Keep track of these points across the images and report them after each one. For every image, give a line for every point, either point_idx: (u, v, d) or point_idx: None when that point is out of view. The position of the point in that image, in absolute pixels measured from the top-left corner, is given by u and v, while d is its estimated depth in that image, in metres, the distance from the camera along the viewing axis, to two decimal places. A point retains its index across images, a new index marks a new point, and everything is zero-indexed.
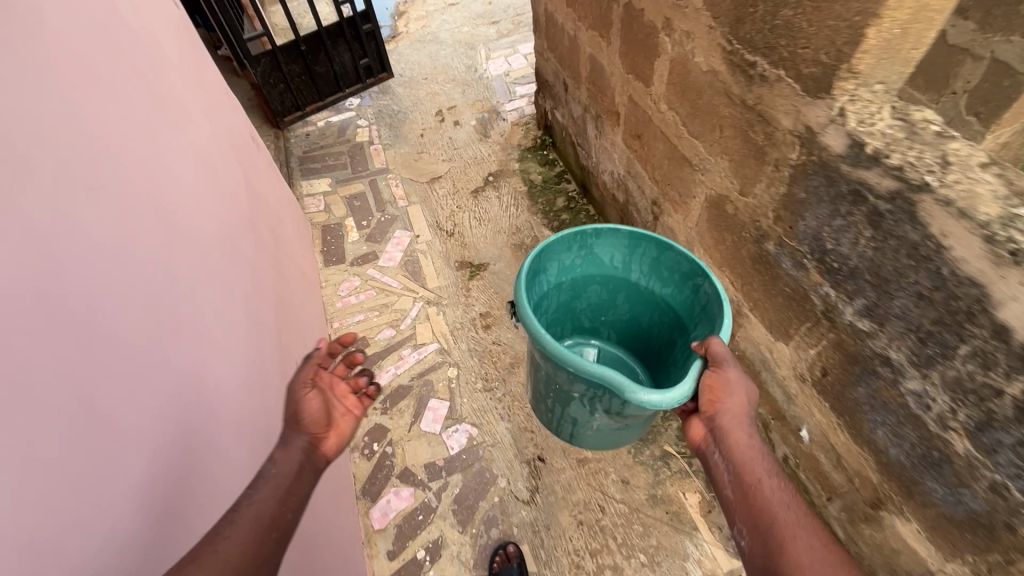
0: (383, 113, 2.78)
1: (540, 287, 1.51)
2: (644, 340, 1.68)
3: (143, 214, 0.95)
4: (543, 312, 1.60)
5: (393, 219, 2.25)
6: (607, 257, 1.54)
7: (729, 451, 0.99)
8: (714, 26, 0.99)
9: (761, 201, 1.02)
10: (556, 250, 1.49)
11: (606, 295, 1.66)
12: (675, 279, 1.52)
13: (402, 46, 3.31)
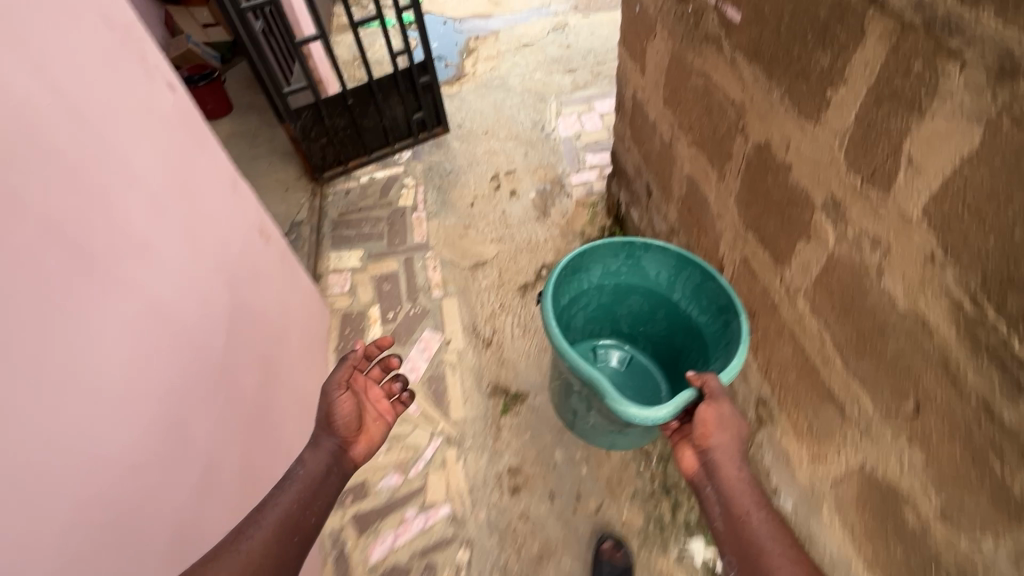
0: (433, 172, 2.47)
1: (575, 286, 1.49)
2: (676, 361, 1.63)
3: (1, 415, 0.64)
4: (579, 308, 1.59)
5: (423, 313, 1.91)
6: (652, 270, 1.51)
7: (717, 485, 0.99)
8: (942, 267, 0.59)
9: (990, 559, 0.62)
10: (603, 254, 1.47)
11: (647, 306, 1.63)
12: (716, 313, 1.43)
13: (466, 90, 3.01)
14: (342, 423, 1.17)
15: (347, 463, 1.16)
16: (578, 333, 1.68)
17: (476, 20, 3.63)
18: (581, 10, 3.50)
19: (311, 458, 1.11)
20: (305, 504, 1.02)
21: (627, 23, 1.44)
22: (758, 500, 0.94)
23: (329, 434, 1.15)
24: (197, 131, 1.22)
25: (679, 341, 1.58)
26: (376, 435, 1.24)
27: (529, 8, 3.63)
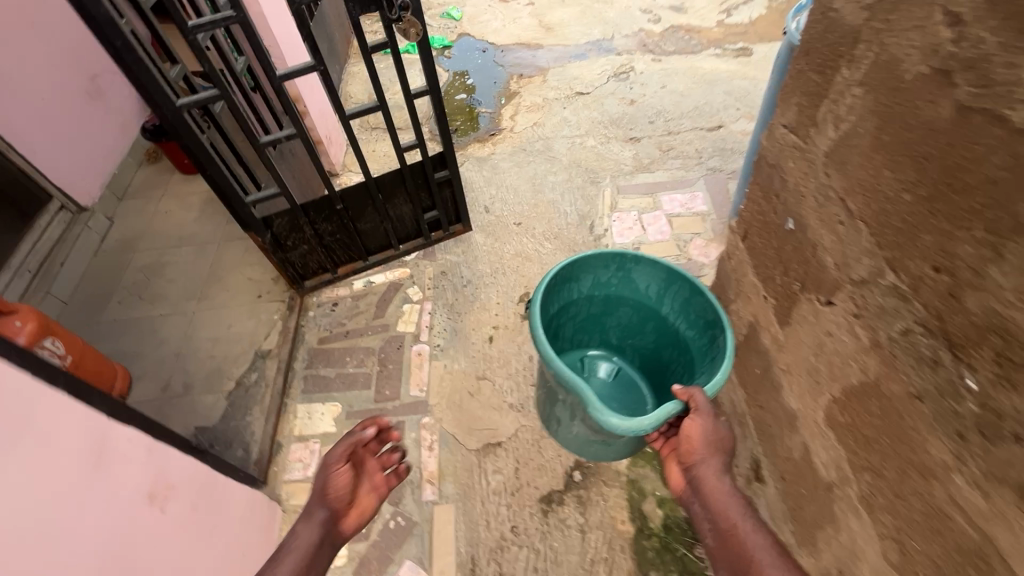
0: (445, 279, 1.93)
1: (568, 295, 1.67)
2: (660, 373, 1.82)
3: None
4: (570, 318, 1.79)
5: (407, 527, 1.40)
6: (641, 284, 1.70)
7: (705, 500, 1.13)
8: None
9: None
10: (595, 265, 1.66)
11: (635, 319, 1.83)
12: (698, 325, 1.59)
13: (500, 152, 2.44)
14: (335, 495, 1.17)
15: (337, 535, 1.15)
16: (568, 342, 1.88)
17: (522, 52, 3.04)
18: (650, 50, 2.84)
19: (304, 529, 1.11)
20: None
21: (787, 249, 1.02)
22: (743, 512, 1.06)
23: (321, 504, 1.15)
24: (9, 413, 0.72)
25: (664, 355, 1.77)
26: (369, 506, 1.24)
27: (586, 42, 2.99)
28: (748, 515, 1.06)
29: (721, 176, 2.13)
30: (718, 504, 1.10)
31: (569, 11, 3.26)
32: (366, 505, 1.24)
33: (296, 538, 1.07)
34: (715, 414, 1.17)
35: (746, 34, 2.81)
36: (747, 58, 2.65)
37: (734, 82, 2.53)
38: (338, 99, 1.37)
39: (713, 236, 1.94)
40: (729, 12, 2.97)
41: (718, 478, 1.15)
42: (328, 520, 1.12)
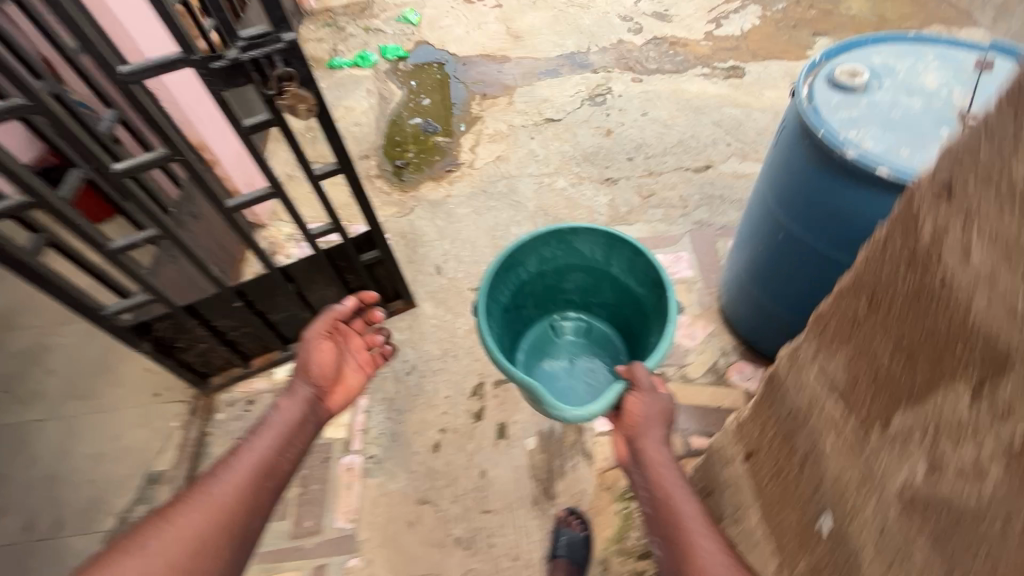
0: (385, 366, 1.63)
1: (518, 277, 1.75)
2: (625, 323, 1.91)
3: None
4: (528, 293, 1.88)
5: None
6: (587, 251, 1.77)
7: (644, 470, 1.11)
8: None
9: None
10: (536, 245, 1.71)
11: (592, 281, 1.90)
12: (646, 281, 1.67)
13: (457, 192, 2.12)
14: (318, 370, 1.23)
15: (322, 409, 1.22)
16: (534, 314, 1.98)
17: (487, 65, 2.69)
18: (630, 66, 2.51)
19: (287, 406, 1.15)
20: (280, 451, 1.07)
21: (820, 554, 0.74)
22: (680, 481, 1.05)
23: (304, 380, 1.21)
24: None
25: (625, 307, 1.86)
26: (354, 385, 1.32)
27: (560, 55, 2.66)
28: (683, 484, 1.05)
29: (709, 232, 1.84)
30: (657, 476, 1.08)
31: (541, 19, 2.92)
32: (352, 383, 1.32)
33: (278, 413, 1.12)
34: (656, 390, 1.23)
35: (737, 50, 2.49)
36: (739, 80, 2.35)
37: (724, 110, 2.22)
38: None
39: (700, 310, 1.65)
40: (719, 23, 2.65)
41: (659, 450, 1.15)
42: (311, 397, 1.19)
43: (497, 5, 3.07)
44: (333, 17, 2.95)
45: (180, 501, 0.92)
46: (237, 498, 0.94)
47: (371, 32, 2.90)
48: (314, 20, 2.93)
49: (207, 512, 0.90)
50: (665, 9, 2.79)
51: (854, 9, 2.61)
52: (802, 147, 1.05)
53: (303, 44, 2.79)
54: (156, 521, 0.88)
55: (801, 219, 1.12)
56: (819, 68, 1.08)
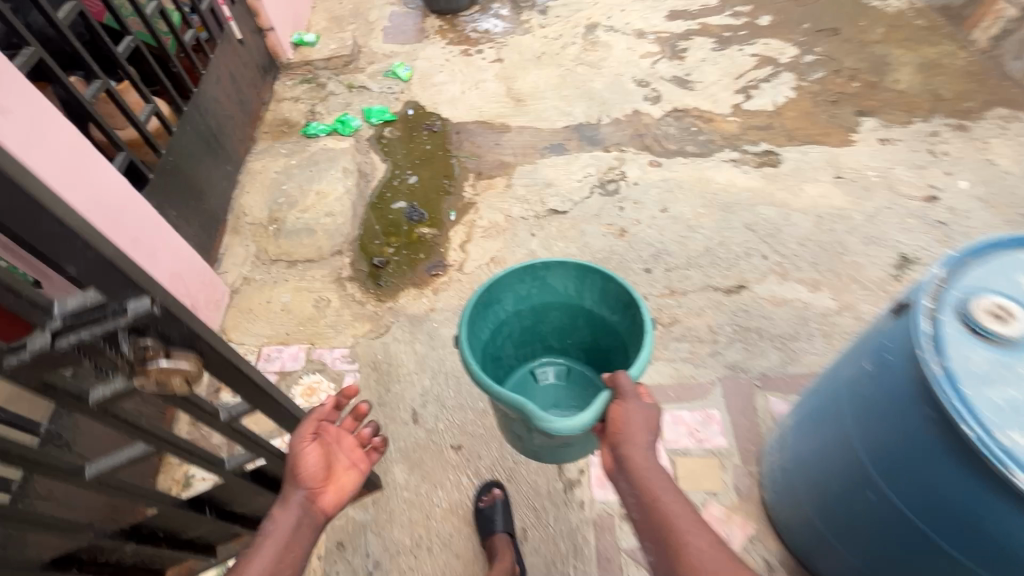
0: (342, 562, 1.31)
1: (493, 319, 1.58)
2: (604, 359, 1.76)
3: None
4: (505, 337, 1.70)
5: None
6: (560, 286, 1.63)
7: (631, 480, 1.03)
8: None
9: None
10: (510, 282, 1.54)
11: (567, 321, 1.75)
12: (621, 307, 1.52)
13: (444, 306, 1.80)
14: (310, 473, 1.01)
15: (318, 514, 1.00)
16: (512, 359, 1.81)
17: (484, 135, 2.38)
18: (648, 145, 2.19)
19: (282, 515, 0.96)
20: (278, 565, 0.91)
21: None
22: (667, 488, 0.98)
23: (294, 486, 0.99)
24: None
25: (604, 344, 1.71)
26: (347, 483, 1.07)
27: (566, 125, 2.34)
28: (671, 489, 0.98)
29: (746, 379, 1.51)
30: (644, 484, 1.00)
31: (546, 78, 2.60)
32: (342, 484, 1.07)
33: (273, 526, 0.94)
34: (642, 394, 1.09)
35: (770, 130, 2.18)
36: (774, 169, 2.03)
37: (757, 210, 1.90)
38: (50, 468, 0.69)
39: (737, 499, 1.32)
40: (748, 95, 2.33)
41: (646, 456, 1.04)
42: (304, 503, 0.98)
43: (497, 60, 2.76)
44: (314, 71, 2.63)
45: None
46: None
47: (355, 90, 2.58)
48: (292, 74, 2.61)
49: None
50: (686, 73, 2.48)
51: (903, 82, 2.29)
52: (921, 411, 0.73)
53: (276, 104, 2.47)
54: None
55: (904, 491, 0.79)
56: (941, 289, 0.76)
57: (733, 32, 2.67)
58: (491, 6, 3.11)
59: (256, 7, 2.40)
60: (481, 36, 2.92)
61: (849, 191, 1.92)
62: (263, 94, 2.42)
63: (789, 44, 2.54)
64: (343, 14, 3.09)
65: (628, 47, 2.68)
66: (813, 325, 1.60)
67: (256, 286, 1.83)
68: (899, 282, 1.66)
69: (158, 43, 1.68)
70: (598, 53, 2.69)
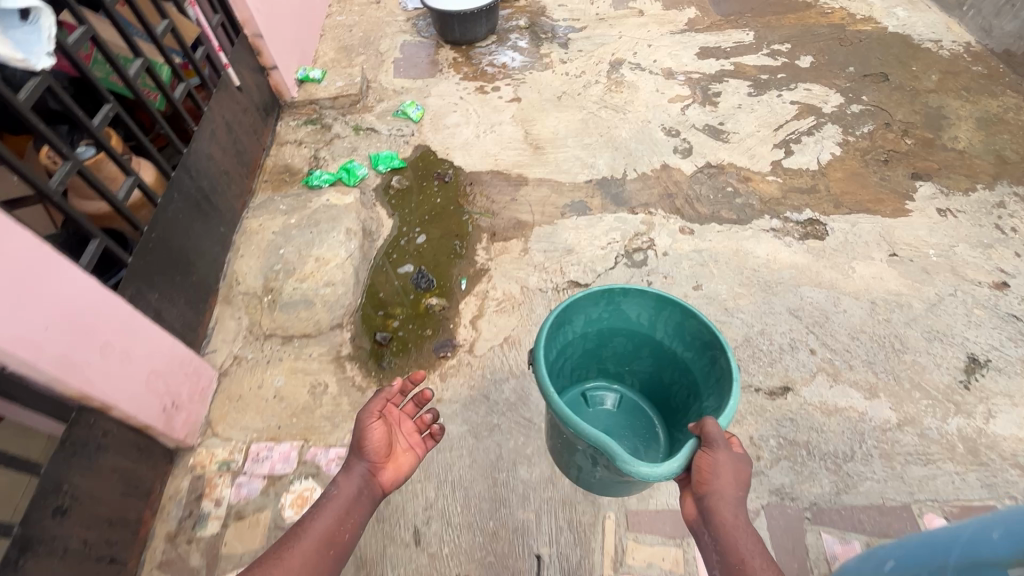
0: None
1: (564, 338, 1.61)
2: (663, 393, 1.77)
3: None
4: (569, 358, 1.72)
5: None
6: (633, 314, 1.65)
7: (714, 533, 1.12)
8: None
9: None
10: (587, 305, 1.58)
11: (630, 348, 1.78)
12: (696, 345, 1.54)
13: (451, 395, 1.63)
14: (372, 451, 1.25)
15: (377, 486, 1.25)
16: (570, 379, 1.81)
17: (499, 187, 2.20)
18: (678, 207, 2.00)
19: (343, 482, 1.22)
20: (340, 522, 1.17)
21: None
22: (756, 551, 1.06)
23: (360, 458, 1.25)
24: None
25: (666, 377, 1.72)
26: (407, 464, 1.30)
27: (589, 179, 2.16)
28: (759, 553, 1.07)
29: (794, 509, 1.32)
30: (726, 537, 1.09)
31: (566, 122, 2.42)
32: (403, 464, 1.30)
33: (338, 489, 1.21)
34: (732, 448, 1.17)
35: (815, 193, 1.98)
36: (820, 242, 1.83)
37: (802, 292, 1.71)
38: None
39: None
40: (788, 150, 2.13)
41: (732, 511, 1.14)
42: (364, 474, 1.23)
43: (515, 99, 2.58)
44: (320, 110, 2.48)
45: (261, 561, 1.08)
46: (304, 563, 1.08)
47: (362, 132, 2.42)
48: (297, 113, 2.46)
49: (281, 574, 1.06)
50: (719, 121, 2.28)
51: (962, 140, 2.07)
52: None
53: (277, 148, 2.31)
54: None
55: None
56: None
57: (770, 74, 2.47)
58: (508, 37, 2.93)
59: (259, 45, 2.23)
60: (498, 71, 2.75)
61: (907, 273, 1.72)
62: (264, 139, 2.27)
63: (832, 90, 2.34)
64: (352, 44, 2.93)
65: (655, 88, 2.49)
66: (870, 442, 1.40)
67: (247, 367, 1.67)
68: (968, 391, 1.46)
69: (137, 94, 1.50)
70: (624, 94, 2.50)
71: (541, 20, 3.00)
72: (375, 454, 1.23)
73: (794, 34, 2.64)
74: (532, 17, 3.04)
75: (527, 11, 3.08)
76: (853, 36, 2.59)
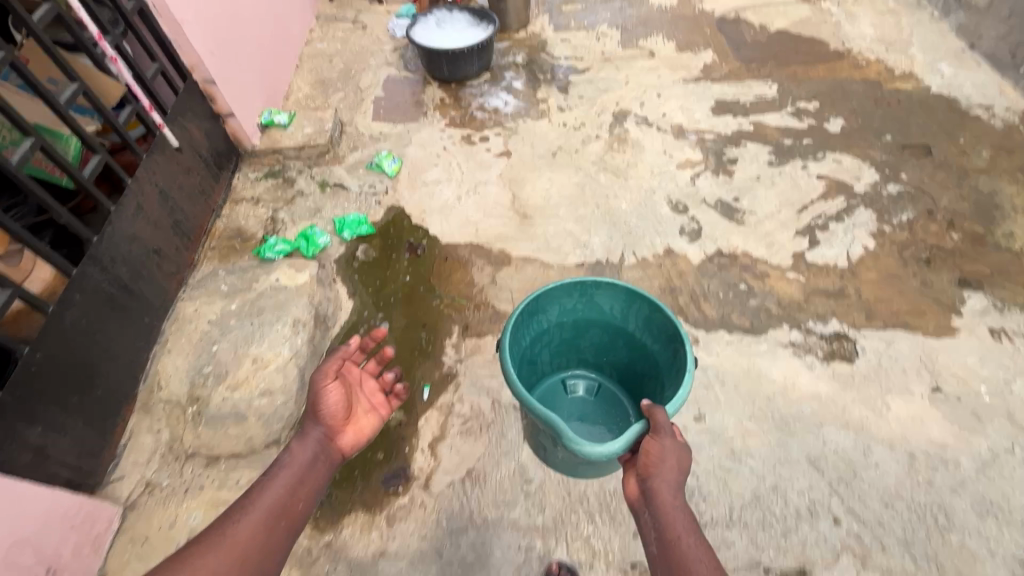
0: None
1: (535, 327, 1.61)
2: (636, 386, 1.74)
3: None
4: (545, 346, 1.70)
5: None
6: (606, 305, 1.63)
7: (654, 512, 1.11)
8: None
9: None
10: (558, 294, 1.57)
11: (607, 338, 1.74)
12: (663, 338, 1.52)
13: (398, 548, 1.36)
14: (329, 412, 1.28)
15: (335, 449, 1.28)
16: (547, 367, 1.80)
17: (478, 264, 1.92)
18: (681, 306, 1.72)
19: (298, 448, 1.22)
20: (293, 491, 1.15)
21: None
22: (689, 526, 1.07)
23: (316, 423, 1.27)
24: None
25: (640, 369, 1.68)
26: (366, 426, 1.35)
27: (580, 262, 1.88)
28: (695, 532, 1.07)
29: None
30: (666, 514, 1.09)
31: (560, 185, 2.14)
32: (361, 428, 1.34)
33: (291, 456, 1.19)
34: (676, 434, 1.19)
35: (843, 299, 1.68)
36: (849, 365, 1.55)
37: (825, 435, 1.43)
38: None
39: None
40: (813, 239, 1.84)
41: (672, 494, 1.13)
42: (321, 438, 1.24)
43: (504, 152, 2.29)
44: (283, 161, 2.21)
45: (198, 539, 1.02)
46: (252, 533, 1.04)
47: (328, 189, 2.14)
48: (258, 163, 2.19)
49: (229, 547, 1.02)
50: (734, 196, 1.99)
51: (1020, 237, 1.77)
52: None
53: (230, 208, 2.04)
54: (182, 556, 0.99)
55: None
56: None
57: (794, 138, 2.17)
58: (503, 75, 2.65)
59: (210, 91, 1.96)
60: (488, 117, 2.46)
61: (952, 416, 1.43)
62: (214, 199, 2.00)
63: (866, 163, 2.04)
64: (330, 78, 2.65)
65: (662, 149, 2.20)
66: None
67: (159, 499, 1.40)
68: None
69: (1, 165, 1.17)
70: (627, 154, 2.20)
71: (540, 58, 2.71)
72: (333, 415, 1.27)
73: (822, 90, 2.34)
74: (531, 52, 2.75)
75: (526, 45, 2.80)
76: (891, 96, 2.28)
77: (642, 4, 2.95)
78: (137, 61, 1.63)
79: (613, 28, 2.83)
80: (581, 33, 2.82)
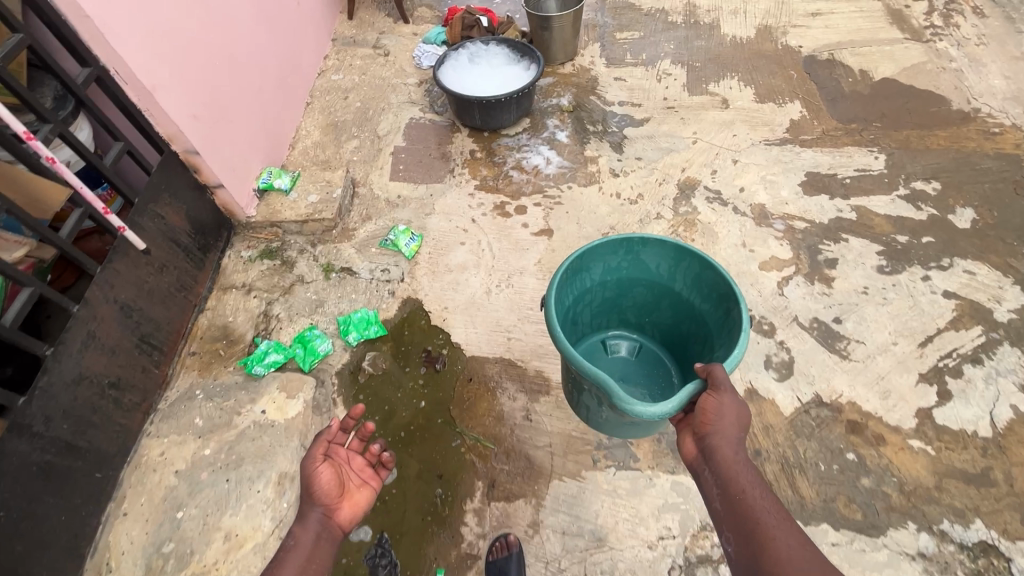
0: None
1: (577, 286, 1.36)
2: (683, 350, 1.47)
3: None
4: (583, 307, 1.45)
5: None
6: (653, 262, 1.38)
7: (715, 470, 0.98)
8: None
9: None
10: (600, 250, 1.33)
11: (651, 300, 1.48)
12: (716, 297, 1.28)
13: None
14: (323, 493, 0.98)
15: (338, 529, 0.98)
16: (585, 328, 1.54)
17: (509, 390, 1.56)
18: (770, 479, 1.33)
19: (297, 536, 0.94)
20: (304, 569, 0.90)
21: None
22: (759, 485, 0.93)
23: (310, 504, 0.97)
24: None
25: (687, 334, 1.43)
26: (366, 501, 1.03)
27: None
28: (763, 490, 0.93)
29: None
30: (731, 475, 0.95)
31: None
32: (360, 501, 1.03)
33: (294, 540, 0.93)
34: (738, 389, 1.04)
35: (988, 488, 1.28)
36: None
37: None
38: None
39: None
40: (943, 389, 1.43)
41: (736, 451, 0.99)
42: (321, 519, 0.96)
43: (545, 230, 1.91)
44: (283, 235, 1.87)
45: None
46: None
47: (334, 275, 1.79)
48: (253, 238, 1.85)
49: None
50: (834, 316, 1.58)
51: None
52: None
53: (215, 298, 1.71)
54: None
55: None
56: None
57: (910, 234, 1.73)
58: (545, 123, 2.24)
59: (194, 161, 1.60)
60: (526, 179, 2.07)
61: None
62: (198, 292, 1.67)
63: (1007, 278, 1.60)
64: (344, 120, 2.29)
65: (740, 239, 1.78)
66: None
67: None
68: None
69: None
70: (696, 243, 1.79)
71: (589, 102, 2.29)
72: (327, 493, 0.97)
73: (944, 165, 1.88)
74: (579, 93, 2.33)
75: (573, 84, 2.38)
76: None
77: (712, 34, 2.49)
78: (88, 150, 1.28)
79: (678, 65, 2.38)
80: (638, 70, 2.39)
